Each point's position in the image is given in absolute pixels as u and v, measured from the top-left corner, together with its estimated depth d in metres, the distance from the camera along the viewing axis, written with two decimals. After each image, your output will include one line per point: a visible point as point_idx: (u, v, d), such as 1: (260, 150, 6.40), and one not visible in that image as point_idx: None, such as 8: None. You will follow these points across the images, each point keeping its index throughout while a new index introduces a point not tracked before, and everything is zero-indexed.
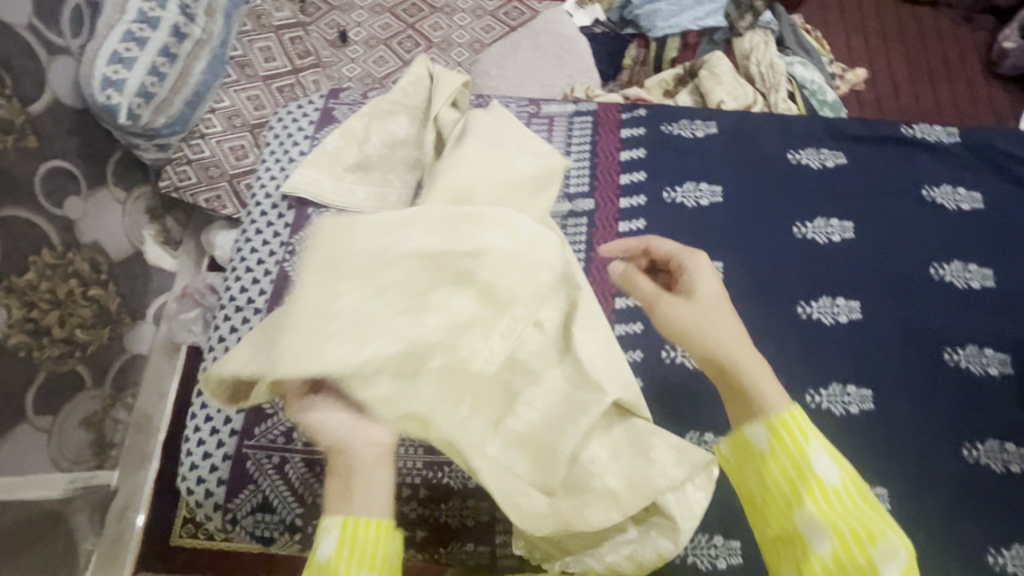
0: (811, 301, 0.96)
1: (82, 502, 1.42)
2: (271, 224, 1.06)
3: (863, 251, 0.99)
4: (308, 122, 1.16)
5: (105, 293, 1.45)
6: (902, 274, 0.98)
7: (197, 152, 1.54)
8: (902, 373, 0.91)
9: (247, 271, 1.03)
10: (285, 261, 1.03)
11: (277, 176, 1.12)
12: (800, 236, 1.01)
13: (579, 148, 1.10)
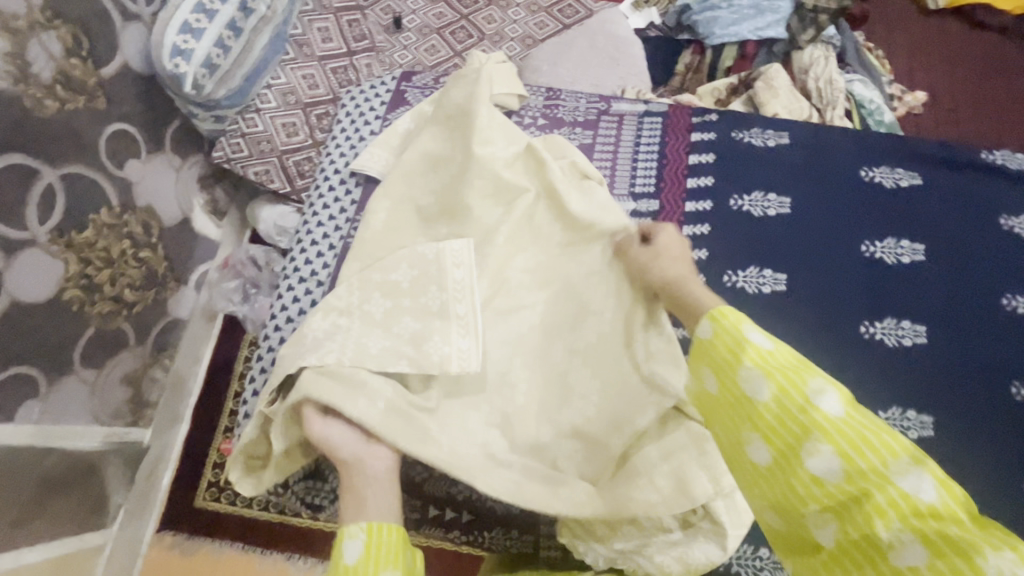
0: (875, 322, 0.95)
1: (116, 456, 1.46)
2: (339, 200, 1.11)
3: (933, 275, 0.97)
4: (380, 103, 1.22)
5: (154, 255, 1.49)
6: (973, 302, 0.95)
7: (251, 126, 1.58)
8: (966, 401, 0.89)
9: (313, 244, 1.09)
10: (347, 237, 1.08)
11: (347, 154, 1.18)
12: (869, 255, 0.99)
13: (647, 149, 1.12)
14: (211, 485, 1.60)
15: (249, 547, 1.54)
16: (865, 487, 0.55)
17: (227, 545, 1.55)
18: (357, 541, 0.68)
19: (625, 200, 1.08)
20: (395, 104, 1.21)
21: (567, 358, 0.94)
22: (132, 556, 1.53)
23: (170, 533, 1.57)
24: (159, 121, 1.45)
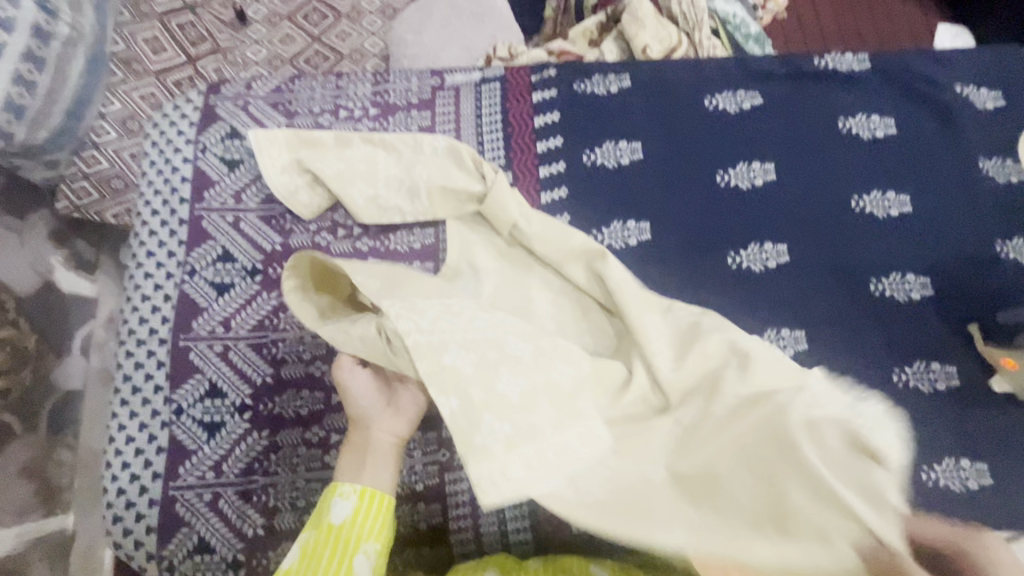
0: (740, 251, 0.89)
1: (37, 553, 1.33)
2: (165, 234, 0.90)
3: (788, 190, 0.92)
4: (187, 123, 0.95)
5: (17, 332, 1.34)
6: (829, 208, 0.91)
7: (94, 163, 1.45)
8: (836, 308, 0.86)
9: (143, 293, 0.87)
10: (185, 284, 0.88)
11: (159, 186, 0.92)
12: (723, 185, 0.93)
13: (488, 117, 0.97)
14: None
15: None
16: None
17: None
18: (347, 505, 0.73)
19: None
20: (207, 122, 0.96)
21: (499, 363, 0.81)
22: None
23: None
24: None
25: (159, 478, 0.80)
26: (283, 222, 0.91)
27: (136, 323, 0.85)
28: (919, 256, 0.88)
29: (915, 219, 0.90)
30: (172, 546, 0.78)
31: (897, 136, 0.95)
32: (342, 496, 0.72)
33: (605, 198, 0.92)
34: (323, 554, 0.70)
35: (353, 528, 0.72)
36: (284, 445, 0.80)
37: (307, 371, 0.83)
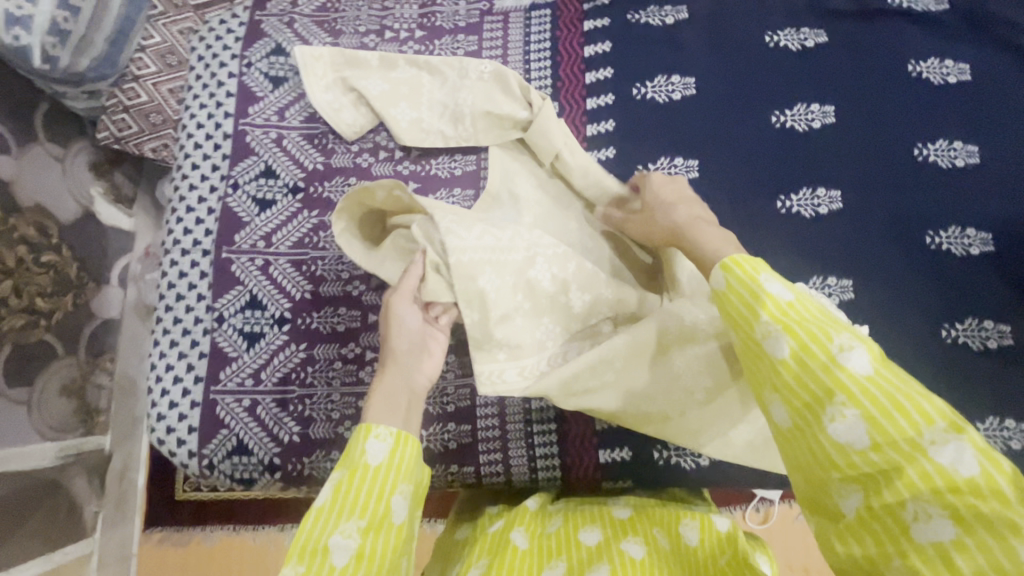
0: (791, 194, 0.94)
1: (77, 467, 1.41)
2: (208, 157, 0.98)
3: (843, 137, 0.96)
4: (233, 39, 1.04)
5: (60, 258, 1.37)
6: (883, 153, 0.95)
7: (133, 97, 1.39)
8: (885, 254, 0.90)
9: (189, 211, 0.96)
10: (228, 198, 0.96)
11: (208, 108, 1.01)
12: (779, 126, 0.97)
13: (540, 44, 1.03)
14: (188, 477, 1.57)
15: (240, 528, 1.55)
16: (821, 372, 0.58)
17: (216, 528, 1.56)
18: (381, 448, 0.72)
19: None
20: (253, 40, 1.04)
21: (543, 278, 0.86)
22: (124, 558, 1.53)
23: (158, 531, 1.57)
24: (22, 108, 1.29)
25: (200, 381, 0.89)
26: (327, 145, 0.98)
27: (183, 238, 0.95)
28: (978, 207, 0.91)
29: (982, 170, 0.93)
30: (213, 446, 0.87)
31: (970, 84, 0.97)
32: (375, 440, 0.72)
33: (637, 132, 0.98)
34: (355, 494, 0.69)
35: (390, 471, 0.71)
36: (318, 357, 0.89)
37: (342, 291, 0.91)
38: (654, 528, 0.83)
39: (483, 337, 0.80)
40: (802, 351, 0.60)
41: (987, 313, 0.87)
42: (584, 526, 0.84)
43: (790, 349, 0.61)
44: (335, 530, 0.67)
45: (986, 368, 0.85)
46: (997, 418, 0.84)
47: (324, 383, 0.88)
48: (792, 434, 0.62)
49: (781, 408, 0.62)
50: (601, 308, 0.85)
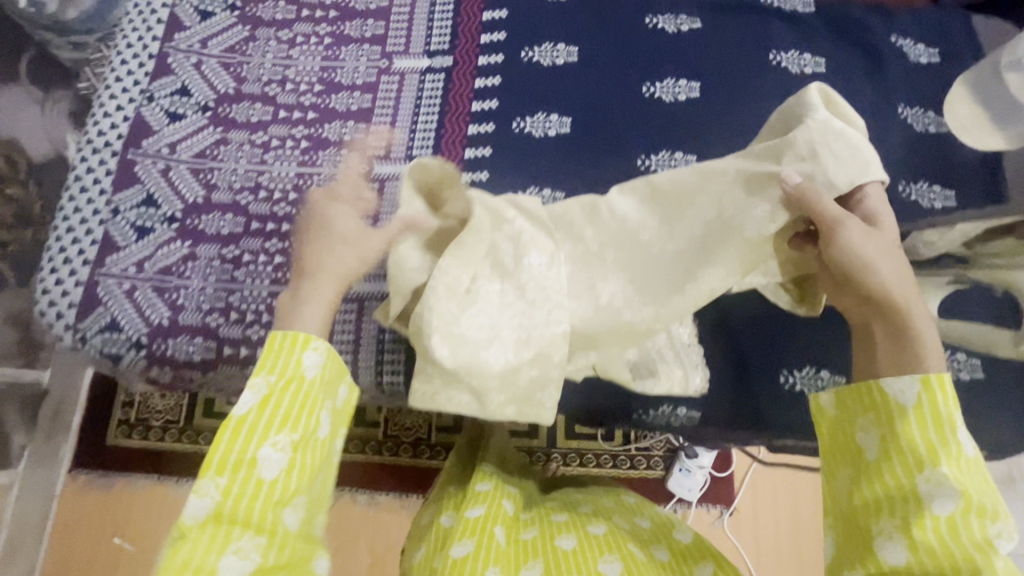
0: (651, 154, 0.95)
1: (9, 397, 1.45)
2: (131, 71, 0.96)
3: (701, 111, 0.97)
4: None
5: (24, 192, 1.43)
6: (740, 125, 0.97)
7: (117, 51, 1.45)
8: None
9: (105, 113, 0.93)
10: (144, 107, 0.95)
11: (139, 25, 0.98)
12: (648, 95, 0.99)
13: (442, 8, 1.04)
14: (122, 422, 1.60)
15: (164, 477, 1.57)
16: (901, 486, 0.65)
17: (142, 477, 1.58)
18: (314, 362, 0.68)
19: (418, 58, 1.00)
20: None
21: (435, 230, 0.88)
22: (46, 496, 1.54)
23: (84, 472, 1.57)
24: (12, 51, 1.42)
25: (88, 264, 0.85)
26: (242, 71, 0.98)
27: (95, 136, 0.92)
28: None
29: None
30: (85, 321, 0.83)
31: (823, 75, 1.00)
32: (314, 350, 0.67)
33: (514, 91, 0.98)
34: (283, 409, 0.65)
35: (320, 386, 0.68)
36: (202, 254, 0.87)
37: (234, 199, 0.90)
38: (628, 545, 0.87)
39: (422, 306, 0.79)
40: (931, 412, 0.65)
41: None
42: (560, 535, 0.89)
43: (925, 400, 0.66)
44: (268, 439, 0.63)
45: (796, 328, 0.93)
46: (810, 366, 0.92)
47: (202, 277, 0.86)
48: (875, 468, 0.67)
49: (901, 454, 0.66)
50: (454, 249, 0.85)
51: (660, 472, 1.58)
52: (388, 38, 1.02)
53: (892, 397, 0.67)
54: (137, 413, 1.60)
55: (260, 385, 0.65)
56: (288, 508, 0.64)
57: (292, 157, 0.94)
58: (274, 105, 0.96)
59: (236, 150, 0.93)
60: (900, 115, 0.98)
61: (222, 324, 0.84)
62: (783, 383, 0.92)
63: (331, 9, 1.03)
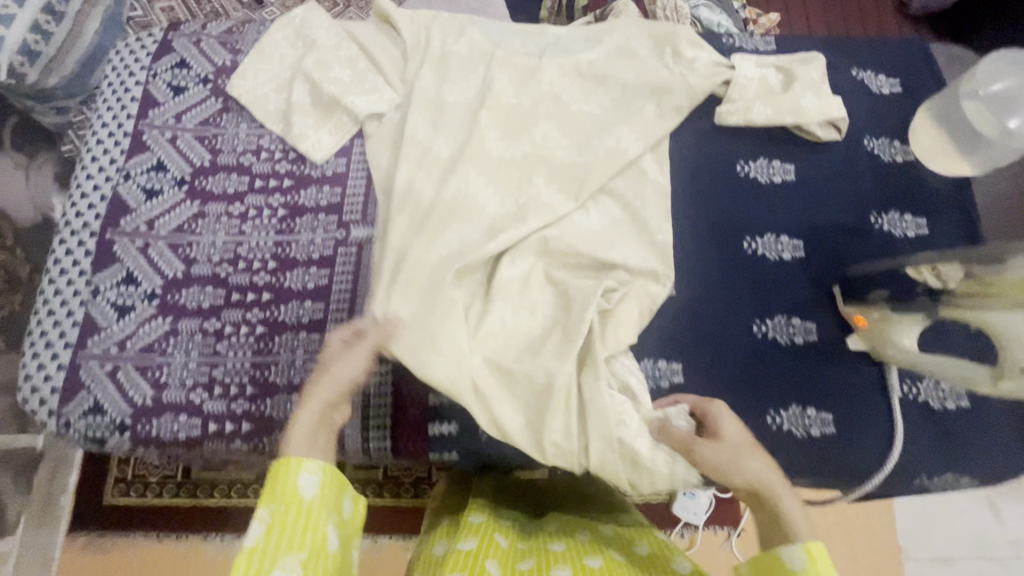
0: (755, 236, 0.74)
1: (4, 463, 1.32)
2: (113, 122, 0.78)
3: (798, 188, 0.76)
4: (147, 45, 0.82)
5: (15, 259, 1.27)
6: (855, 206, 0.75)
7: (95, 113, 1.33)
8: (812, 279, 0.72)
9: (91, 168, 0.76)
10: (122, 186, 0.75)
11: (125, 84, 0.80)
12: (741, 176, 0.77)
13: None
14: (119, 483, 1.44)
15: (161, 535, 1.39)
16: None
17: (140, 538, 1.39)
18: (317, 480, 0.49)
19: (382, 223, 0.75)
20: (163, 52, 0.82)
21: (404, 218, 0.71)
22: (41, 564, 1.36)
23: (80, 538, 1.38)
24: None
25: (64, 368, 0.68)
26: (217, 141, 0.78)
27: (82, 199, 0.74)
28: (900, 201, 0.75)
29: (899, 173, 0.76)
30: (69, 405, 0.66)
31: (899, 99, 0.80)
32: (314, 468, 0.48)
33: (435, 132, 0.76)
34: (296, 535, 0.45)
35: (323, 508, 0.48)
36: (183, 332, 0.70)
37: (213, 272, 0.72)
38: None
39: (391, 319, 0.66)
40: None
41: (803, 304, 0.71)
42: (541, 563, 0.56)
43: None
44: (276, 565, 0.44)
45: (790, 363, 0.69)
46: (813, 409, 0.67)
47: (185, 354, 0.69)
48: None
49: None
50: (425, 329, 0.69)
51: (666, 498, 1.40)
52: (351, 193, 0.76)
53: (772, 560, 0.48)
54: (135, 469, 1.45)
55: (256, 522, 0.45)
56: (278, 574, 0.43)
57: (268, 225, 0.75)
58: (249, 176, 0.76)
59: (215, 222, 0.74)
60: (866, 148, 0.77)
61: (207, 400, 0.67)
62: (769, 428, 0.67)
63: (284, 175, 0.76)
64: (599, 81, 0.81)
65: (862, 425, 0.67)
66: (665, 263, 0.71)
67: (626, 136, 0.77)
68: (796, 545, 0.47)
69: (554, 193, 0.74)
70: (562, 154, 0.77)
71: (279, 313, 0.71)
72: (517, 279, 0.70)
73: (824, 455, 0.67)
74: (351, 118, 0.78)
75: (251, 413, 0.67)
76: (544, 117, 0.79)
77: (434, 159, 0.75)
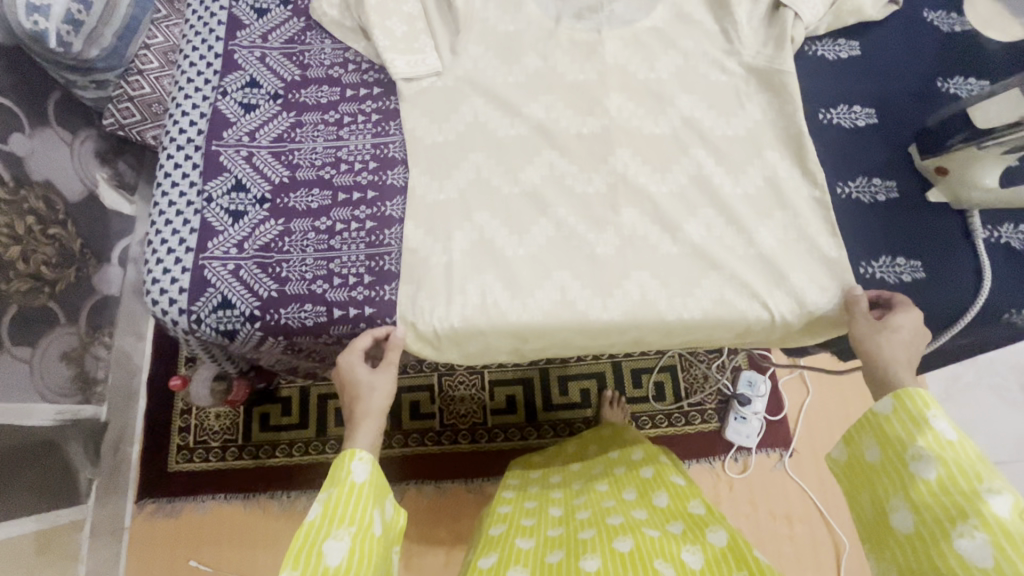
0: (831, 110, 0.78)
1: (75, 431, 1.19)
2: (204, 47, 0.81)
3: (868, 64, 0.79)
4: None
5: (65, 232, 1.15)
6: (923, 74, 0.79)
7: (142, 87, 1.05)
8: (889, 143, 0.76)
9: (188, 90, 0.79)
10: (221, 103, 0.78)
11: (210, 11, 0.83)
12: (811, 56, 0.80)
13: None
14: (183, 447, 1.35)
15: (231, 495, 1.32)
16: (957, 512, 0.46)
17: (207, 499, 1.32)
18: (367, 469, 0.57)
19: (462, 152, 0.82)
20: None
21: (510, 131, 0.76)
22: (115, 530, 1.28)
23: (150, 502, 1.33)
24: (37, 90, 1.06)
25: (189, 270, 0.71)
26: (305, 57, 0.81)
27: (184, 118, 0.77)
28: (963, 67, 0.79)
29: (961, 42, 0.80)
30: (199, 302, 0.70)
31: None
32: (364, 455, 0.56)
33: (504, 61, 0.79)
34: (344, 511, 0.52)
35: (367, 497, 0.55)
36: (297, 231, 0.73)
37: (318, 175, 0.75)
38: (655, 561, 0.67)
39: (504, 214, 0.72)
40: (904, 412, 0.53)
41: (883, 166, 0.75)
42: (617, 537, 0.73)
43: (898, 408, 0.54)
44: (328, 535, 0.50)
45: (874, 218, 0.73)
46: (903, 257, 0.71)
47: (301, 250, 0.72)
48: (911, 552, 0.48)
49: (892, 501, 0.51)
50: (534, 216, 0.72)
51: (716, 425, 1.31)
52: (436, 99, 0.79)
53: (864, 413, 0.56)
54: (196, 435, 1.35)
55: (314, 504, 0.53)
56: (331, 539, 0.50)
57: (364, 130, 0.78)
58: (340, 86, 0.80)
59: (314, 131, 0.77)
60: (927, 21, 0.81)
61: (328, 290, 0.70)
62: (863, 277, 0.71)
63: (373, 85, 0.80)
64: (662, 45, 0.79)
65: (949, 266, 0.71)
66: (754, 141, 0.74)
67: (693, 52, 0.78)
68: (883, 395, 0.56)
69: (642, 166, 0.74)
70: (613, 105, 0.77)
71: (387, 209, 0.74)
72: (620, 177, 0.74)
73: (919, 298, 0.70)
74: (437, 30, 0.79)
75: (371, 298, 0.70)
76: (614, 90, 0.77)
77: (518, 62, 0.79)
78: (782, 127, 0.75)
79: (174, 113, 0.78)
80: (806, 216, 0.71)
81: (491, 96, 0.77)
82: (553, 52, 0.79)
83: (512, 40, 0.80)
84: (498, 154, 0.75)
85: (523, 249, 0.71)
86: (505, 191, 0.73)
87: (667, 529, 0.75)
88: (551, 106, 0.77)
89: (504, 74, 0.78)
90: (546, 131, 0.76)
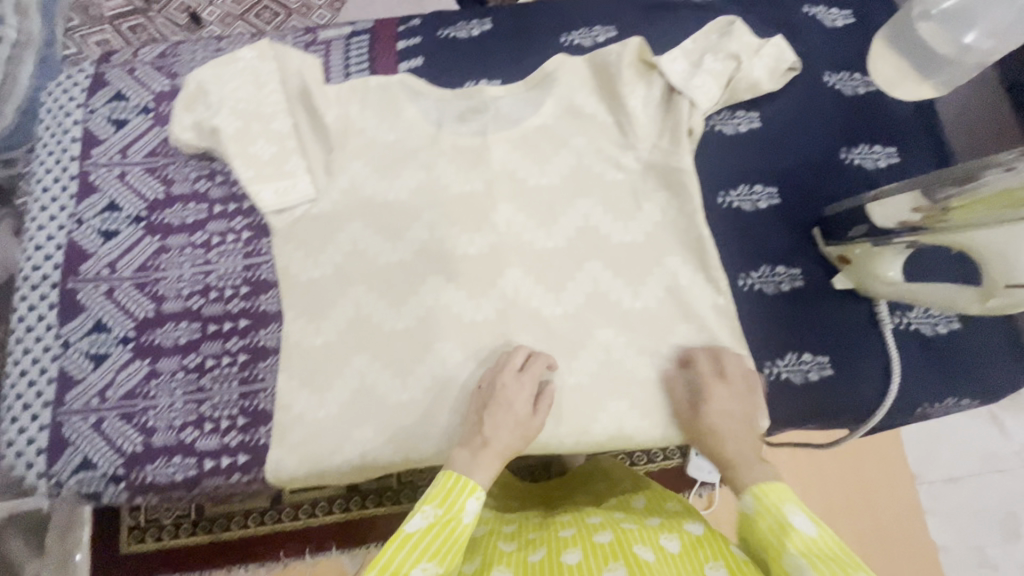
0: (731, 191, 0.73)
1: None
2: (58, 169, 0.75)
3: (769, 136, 0.75)
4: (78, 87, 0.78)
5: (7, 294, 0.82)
6: (826, 144, 0.74)
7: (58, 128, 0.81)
8: (793, 225, 0.71)
9: (41, 219, 0.73)
10: (79, 231, 0.72)
11: (65, 125, 0.77)
12: (709, 130, 0.75)
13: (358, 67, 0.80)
14: (133, 526, 0.94)
15: None
16: None
17: None
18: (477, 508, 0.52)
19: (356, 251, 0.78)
20: (97, 87, 0.78)
21: (392, 259, 0.71)
22: None
23: None
24: None
25: (47, 428, 0.65)
26: (168, 172, 0.75)
27: (37, 251, 0.71)
28: (871, 136, 0.75)
29: (867, 107, 0.76)
30: (59, 464, 0.64)
31: (859, 30, 0.79)
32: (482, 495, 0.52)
33: (383, 178, 0.74)
34: (441, 545, 0.49)
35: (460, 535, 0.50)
36: (164, 373, 0.68)
37: (185, 306, 0.70)
38: (636, 547, 0.51)
39: (386, 353, 0.68)
40: (769, 514, 0.49)
41: (787, 252, 0.70)
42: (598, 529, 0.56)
43: (762, 507, 0.50)
44: (414, 565, 0.47)
45: (777, 313, 0.69)
46: (808, 351, 0.67)
47: (169, 394, 0.67)
48: None
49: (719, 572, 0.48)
50: (420, 350, 0.68)
51: None
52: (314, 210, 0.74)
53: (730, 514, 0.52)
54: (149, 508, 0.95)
55: (418, 517, 0.50)
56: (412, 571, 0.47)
57: (234, 251, 0.73)
58: (207, 202, 0.74)
59: (179, 255, 0.72)
60: (828, 85, 0.77)
61: (199, 438, 0.66)
62: (768, 378, 0.67)
63: (242, 198, 0.74)
64: (553, 145, 0.74)
65: (856, 357, 0.67)
66: (651, 245, 0.71)
67: (586, 149, 0.74)
68: (745, 491, 0.52)
69: (535, 286, 0.70)
70: (501, 219, 0.72)
71: (260, 339, 0.69)
72: (510, 298, 0.70)
73: (825, 397, 0.66)
74: (310, 147, 0.74)
75: (246, 444, 0.66)
76: (502, 202, 0.73)
77: (398, 176, 0.74)
78: (681, 227, 0.70)
79: (28, 247, 0.72)
80: (706, 327, 0.68)
81: (371, 220, 0.72)
82: (437, 161, 0.74)
83: (392, 153, 0.75)
84: (380, 283, 0.70)
85: (409, 390, 0.67)
86: (388, 325, 0.69)
87: (643, 520, 0.57)
88: (433, 224, 0.72)
89: (385, 192, 0.73)
90: (431, 255, 0.71)
